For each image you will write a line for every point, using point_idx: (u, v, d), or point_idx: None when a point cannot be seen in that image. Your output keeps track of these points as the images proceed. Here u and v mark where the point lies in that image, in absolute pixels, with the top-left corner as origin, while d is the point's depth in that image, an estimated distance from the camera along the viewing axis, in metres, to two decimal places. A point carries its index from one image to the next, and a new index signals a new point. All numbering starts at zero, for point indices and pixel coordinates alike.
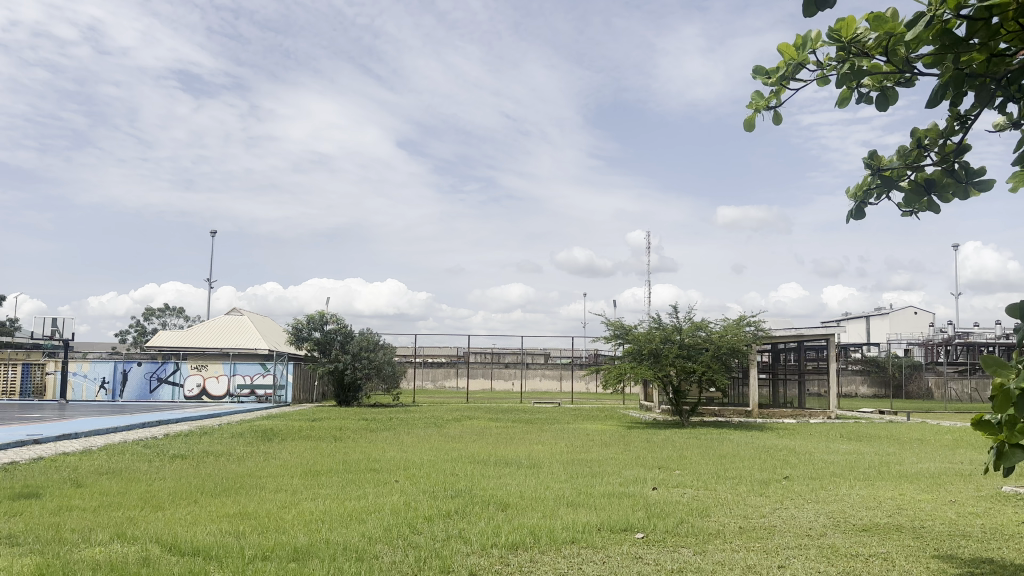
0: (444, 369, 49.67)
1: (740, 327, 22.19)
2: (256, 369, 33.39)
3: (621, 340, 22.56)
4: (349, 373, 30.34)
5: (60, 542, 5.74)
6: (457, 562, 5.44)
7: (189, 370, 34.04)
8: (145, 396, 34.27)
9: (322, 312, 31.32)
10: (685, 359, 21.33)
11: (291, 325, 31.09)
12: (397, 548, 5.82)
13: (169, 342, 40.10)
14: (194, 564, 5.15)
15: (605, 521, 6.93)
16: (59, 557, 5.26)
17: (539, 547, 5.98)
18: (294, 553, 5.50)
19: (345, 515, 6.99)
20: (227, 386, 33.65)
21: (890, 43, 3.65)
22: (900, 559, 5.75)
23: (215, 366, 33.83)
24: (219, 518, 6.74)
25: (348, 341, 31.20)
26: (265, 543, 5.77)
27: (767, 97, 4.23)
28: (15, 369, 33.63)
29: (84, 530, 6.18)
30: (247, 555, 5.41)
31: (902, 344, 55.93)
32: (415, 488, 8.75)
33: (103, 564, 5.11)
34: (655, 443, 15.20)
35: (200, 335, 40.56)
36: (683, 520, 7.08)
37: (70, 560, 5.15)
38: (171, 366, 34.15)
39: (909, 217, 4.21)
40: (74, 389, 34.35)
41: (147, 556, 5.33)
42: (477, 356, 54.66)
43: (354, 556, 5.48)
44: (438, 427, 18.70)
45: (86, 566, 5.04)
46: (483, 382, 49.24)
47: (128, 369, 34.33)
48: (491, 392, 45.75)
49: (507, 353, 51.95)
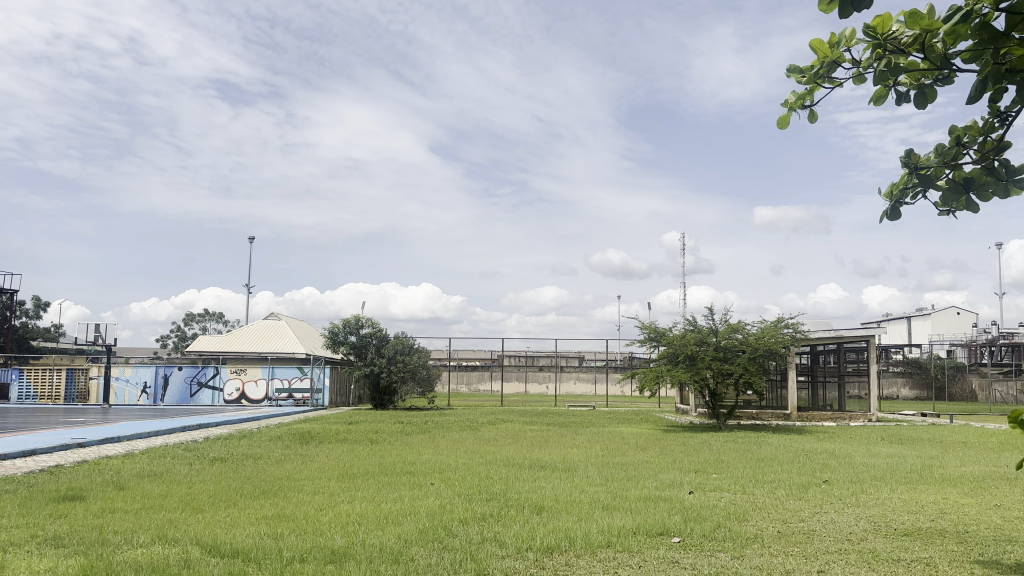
0: (478, 373, 49.68)
1: (778, 329, 21.90)
2: (294, 373, 33.81)
3: (656, 343, 22.38)
4: (384, 376, 30.71)
5: (104, 543, 5.89)
6: (492, 564, 5.45)
7: (229, 374, 34.67)
8: (186, 400, 34.95)
9: (358, 316, 31.59)
10: (722, 362, 21.07)
11: (328, 329, 31.45)
12: (431, 550, 5.85)
13: (209, 347, 40.88)
14: (234, 565, 5.23)
15: (642, 525, 6.88)
16: (102, 558, 5.39)
17: (574, 551, 5.95)
18: (331, 555, 5.57)
19: (382, 518, 7.04)
20: (265, 390, 34.12)
21: (927, 39, 3.56)
22: (942, 565, 5.60)
23: (254, 371, 34.38)
24: (259, 520, 6.85)
25: (383, 345, 31.36)
26: (303, 545, 5.84)
27: (801, 95, 4.15)
28: (60, 374, 34.60)
29: (127, 532, 6.33)
30: (285, 556, 5.48)
31: (944, 345, 54.65)
32: (451, 491, 8.81)
33: (145, 564, 5.23)
34: (692, 447, 15.09)
35: (239, 339, 41.25)
36: (720, 524, 7.01)
37: (113, 562, 5.27)
38: (211, 371, 34.79)
39: (945, 216, 4.08)
40: (117, 393, 35.12)
41: (188, 558, 5.42)
42: (511, 360, 54.68)
43: (391, 558, 5.52)
44: (472, 431, 18.72)
45: (128, 566, 5.16)
46: (518, 385, 49.40)
47: (169, 373, 35.12)
48: (526, 395, 45.89)
49: (542, 356, 51.93)
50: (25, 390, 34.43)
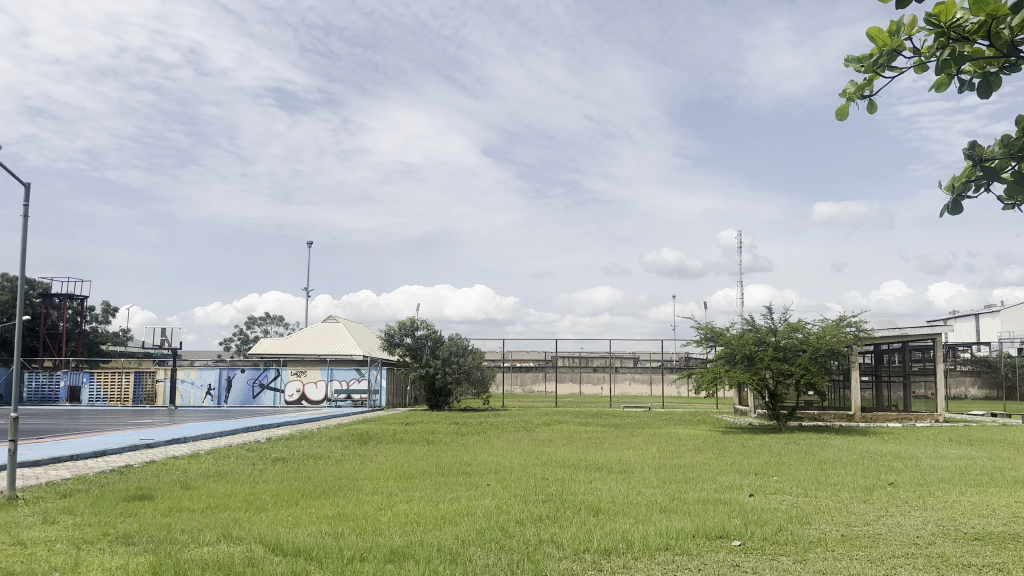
0: (533, 373, 49.73)
1: (840, 328, 21.32)
2: (352, 374, 34.39)
3: (713, 343, 22.04)
4: (440, 377, 30.99)
5: (171, 542, 6.07)
6: (549, 565, 5.45)
7: (289, 376, 35.47)
8: (249, 401, 35.88)
9: (413, 318, 31.92)
10: (782, 362, 20.64)
11: (384, 332, 31.88)
12: (488, 550, 5.86)
13: (270, 349, 41.88)
14: (296, 565, 5.31)
15: (700, 527, 6.78)
16: (169, 556, 5.54)
17: (632, 554, 5.89)
18: (390, 554, 5.63)
19: (440, 518, 7.09)
20: (325, 391, 34.77)
21: (992, 25, 3.41)
22: (1016, 570, 5.37)
23: (313, 372, 35.11)
24: (320, 519, 6.97)
25: (438, 346, 31.58)
26: (363, 544, 5.92)
27: (859, 86, 4.02)
28: (128, 377, 35.89)
29: (194, 530, 6.52)
30: (346, 555, 5.56)
31: (1016, 343, 52.46)
32: (508, 492, 8.82)
33: (210, 562, 5.37)
34: (751, 449, 14.79)
35: (298, 342, 42.17)
36: (781, 527, 6.85)
37: (181, 560, 5.42)
38: (273, 373, 35.69)
39: (1011, 210, 3.92)
40: (183, 395, 36.25)
41: (252, 556, 5.55)
42: (564, 360, 54.59)
43: (449, 558, 5.55)
44: (528, 432, 18.75)
45: (195, 564, 5.30)
46: (572, 386, 49.26)
47: (233, 376, 36.13)
48: (580, 396, 45.75)
49: (597, 357, 51.70)
50: (96, 392, 35.80)
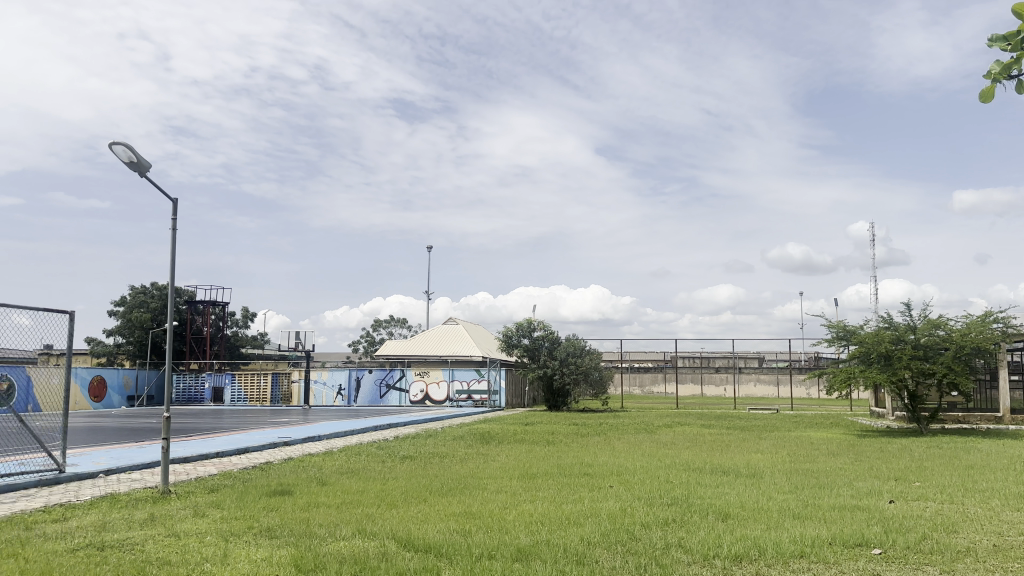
0: (652, 374, 48.97)
1: (988, 324, 19.72)
2: (472, 375, 35.06)
3: (845, 342, 20.92)
4: (558, 378, 31.05)
5: (310, 536, 6.40)
6: (676, 570, 5.33)
7: (413, 376, 36.57)
8: (376, 401, 37.28)
9: (530, 319, 32.15)
10: (922, 362, 19.33)
11: (502, 333, 32.29)
12: (615, 553, 5.82)
13: (395, 351, 43.37)
14: (428, 561, 5.47)
15: (836, 534, 6.44)
16: (310, 549, 5.84)
17: (763, 561, 5.68)
18: (517, 553, 5.69)
19: (564, 518, 7.10)
20: (447, 391, 35.61)
21: None
22: None
23: (435, 373, 36.03)
24: (447, 517, 7.14)
25: (556, 347, 31.66)
26: (491, 543, 6.02)
27: (1006, 67, 3.68)
28: (266, 378, 38.13)
29: (330, 525, 6.83)
30: (474, 553, 5.67)
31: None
32: (631, 493, 8.71)
33: (348, 556, 5.61)
34: (890, 453, 13.94)
35: (421, 343, 43.42)
36: (927, 536, 6.41)
37: (320, 553, 5.69)
38: (398, 373, 36.93)
39: None
40: (316, 395, 38.13)
41: (386, 551, 5.76)
42: (685, 360, 53.40)
43: (575, 559, 5.54)
44: (650, 433, 18.47)
45: (334, 557, 5.56)
46: (694, 387, 48.14)
47: (360, 376, 37.66)
48: (702, 397, 44.60)
49: (719, 357, 50.29)
50: (237, 392, 38.25)
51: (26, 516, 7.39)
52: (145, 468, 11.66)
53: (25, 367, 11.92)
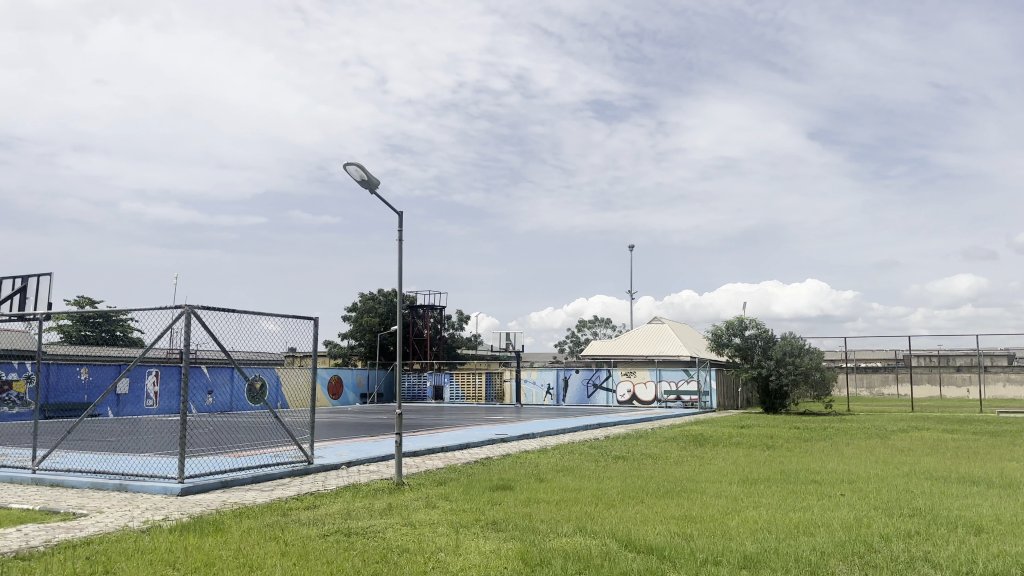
0: (880, 375, 45.02)
1: None
2: (681, 376, 34.34)
3: None
4: (774, 379, 29.52)
5: (534, 531, 6.62)
6: None
7: (621, 377, 36.54)
8: (585, 401, 37.70)
9: (741, 317, 30.91)
10: None
11: (711, 332, 31.33)
12: (852, 565, 5.44)
13: (601, 350, 43.65)
14: (652, 562, 5.45)
15: None
16: (535, 544, 6.05)
17: None
18: (743, 560, 5.50)
19: (791, 526, 6.75)
20: (655, 391, 35.17)
21: None
22: None
23: (643, 373, 35.72)
24: (667, 519, 7.06)
25: (770, 346, 30.14)
26: (714, 547, 5.87)
27: None
28: (480, 377, 39.97)
29: (552, 521, 7.03)
30: (698, 557, 5.56)
31: None
32: (866, 503, 8.07)
33: (572, 552, 5.75)
34: None
35: (627, 343, 43.32)
36: None
37: (546, 548, 5.88)
38: (605, 373, 37.10)
39: None
40: (527, 394, 39.36)
41: (608, 550, 5.82)
42: (919, 359, 48.55)
43: (807, 570, 5.25)
44: (882, 438, 17.00)
45: (559, 553, 5.71)
46: (930, 389, 43.57)
47: (569, 376, 38.27)
48: (941, 400, 40.25)
49: (960, 356, 45.12)
50: (455, 391, 40.46)
51: (284, 503, 8.34)
52: (379, 461, 12.68)
53: (276, 368, 13.41)
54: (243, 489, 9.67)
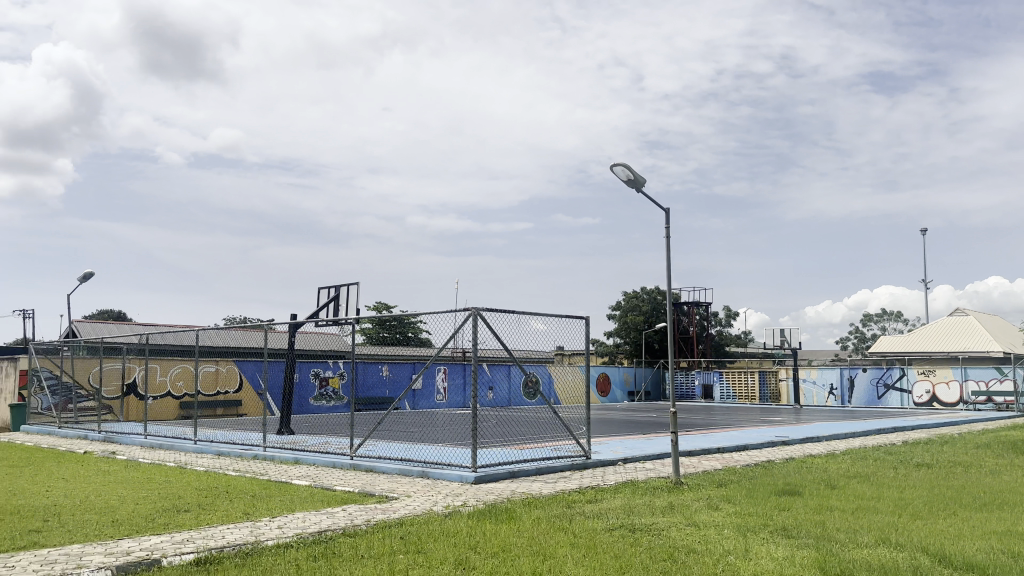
0: None
1: None
2: (993, 374, 29.92)
3: None
4: None
5: (830, 539, 6.18)
6: None
7: (916, 375, 32.78)
8: (873, 402, 34.38)
9: None
10: None
11: None
12: None
13: (891, 347, 39.57)
14: None
15: None
16: (831, 554, 5.65)
17: None
18: None
19: None
20: (960, 392, 30.98)
21: None
22: None
23: (944, 372, 31.71)
24: (989, 534, 6.19)
25: None
26: None
27: None
28: (753, 376, 38.25)
29: (848, 530, 6.51)
30: None
31: None
32: None
33: (876, 565, 5.27)
34: None
35: (923, 338, 38.78)
36: None
37: (844, 559, 5.45)
38: (897, 372, 33.51)
39: None
40: (805, 394, 36.88)
41: (919, 565, 5.26)
42: None
43: None
44: None
45: (862, 566, 5.28)
46: None
47: (854, 375, 35.17)
48: None
49: None
50: (726, 390, 39.15)
51: (568, 495, 8.69)
52: (655, 459, 12.66)
53: (549, 366, 13.99)
54: (529, 480, 10.23)
